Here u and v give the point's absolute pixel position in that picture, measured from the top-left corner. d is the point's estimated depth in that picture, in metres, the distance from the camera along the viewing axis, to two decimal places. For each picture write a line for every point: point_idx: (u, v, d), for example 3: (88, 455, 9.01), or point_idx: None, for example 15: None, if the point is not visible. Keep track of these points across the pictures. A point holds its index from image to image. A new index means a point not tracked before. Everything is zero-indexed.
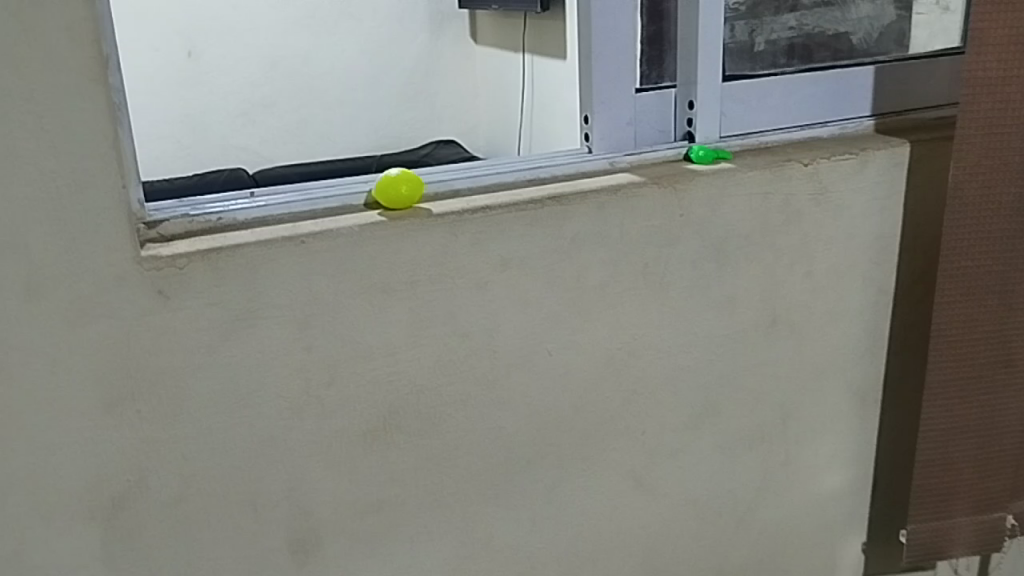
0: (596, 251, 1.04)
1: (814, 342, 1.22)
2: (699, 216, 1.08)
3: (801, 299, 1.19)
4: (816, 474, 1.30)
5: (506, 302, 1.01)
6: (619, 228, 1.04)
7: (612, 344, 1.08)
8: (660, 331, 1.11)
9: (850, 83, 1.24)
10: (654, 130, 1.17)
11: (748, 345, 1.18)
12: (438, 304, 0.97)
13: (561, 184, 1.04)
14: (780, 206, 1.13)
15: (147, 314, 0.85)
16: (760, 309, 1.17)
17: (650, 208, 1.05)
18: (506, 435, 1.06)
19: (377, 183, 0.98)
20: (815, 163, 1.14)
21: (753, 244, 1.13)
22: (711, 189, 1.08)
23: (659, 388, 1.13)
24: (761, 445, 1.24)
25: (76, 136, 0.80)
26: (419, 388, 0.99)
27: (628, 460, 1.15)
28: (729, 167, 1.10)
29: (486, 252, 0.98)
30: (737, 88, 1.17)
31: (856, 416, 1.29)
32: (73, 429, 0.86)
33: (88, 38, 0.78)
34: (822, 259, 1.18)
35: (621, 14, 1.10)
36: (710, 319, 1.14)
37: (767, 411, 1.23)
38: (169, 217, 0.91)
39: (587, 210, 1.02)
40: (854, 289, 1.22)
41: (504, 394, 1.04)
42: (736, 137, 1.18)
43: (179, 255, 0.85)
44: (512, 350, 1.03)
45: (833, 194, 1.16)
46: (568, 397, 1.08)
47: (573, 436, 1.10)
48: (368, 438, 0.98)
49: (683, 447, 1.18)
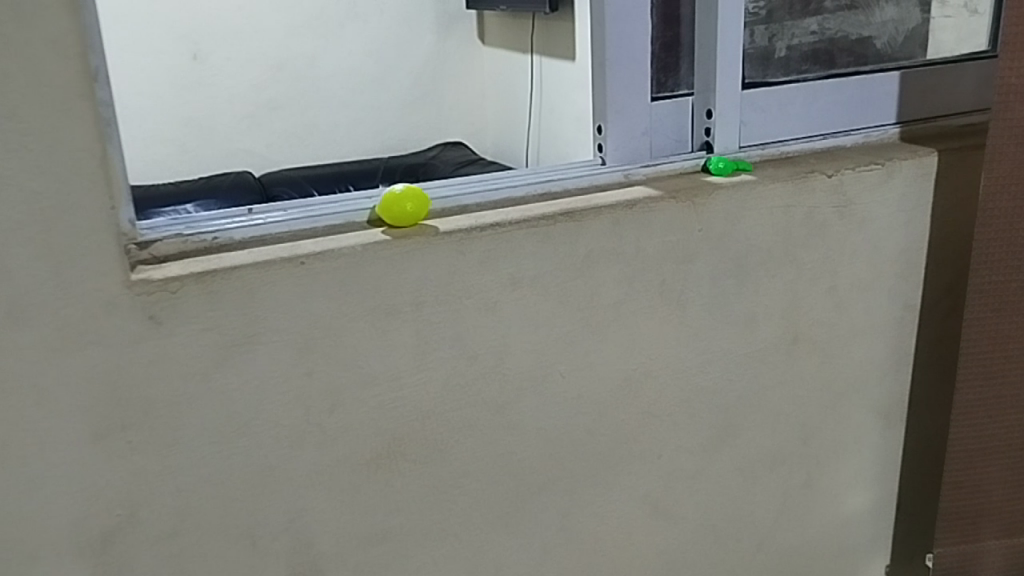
0: (610, 269, 0.99)
1: (837, 360, 1.17)
2: (718, 230, 1.04)
3: (825, 315, 1.14)
4: (839, 496, 1.24)
5: (517, 323, 0.96)
6: (635, 244, 0.99)
7: (627, 364, 1.03)
8: (677, 350, 1.06)
9: (875, 89, 1.18)
10: (670, 140, 1.12)
11: (768, 364, 1.13)
12: (444, 326, 0.92)
13: (575, 198, 1.00)
14: (802, 219, 1.08)
15: (138, 342, 0.81)
16: (781, 326, 1.12)
17: (667, 223, 1.00)
18: (516, 462, 1.01)
19: (382, 199, 0.93)
20: (840, 174, 1.08)
21: (774, 259, 1.08)
22: (730, 202, 1.03)
23: (677, 409, 1.08)
24: (782, 467, 1.19)
25: (61, 155, 0.75)
26: (425, 414, 0.94)
27: (643, 484, 1.09)
28: (750, 179, 1.05)
29: (494, 271, 0.93)
30: (758, 96, 1.12)
31: (879, 436, 1.24)
32: (61, 462, 0.82)
33: (74, 51, 0.74)
34: (846, 274, 1.13)
35: (636, 19, 1.05)
36: (729, 337, 1.09)
37: (788, 432, 1.17)
38: (162, 237, 0.87)
39: (601, 226, 0.97)
40: (878, 305, 1.17)
41: (514, 418, 0.99)
42: (756, 146, 1.13)
43: (172, 278, 0.81)
44: (522, 373, 0.97)
45: (857, 206, 1.11)
46: (582, 421, 1.03)
47: (586, 461, 1.05)
48: (371, 465, 0.93)
49: (702, 470, 1.13)
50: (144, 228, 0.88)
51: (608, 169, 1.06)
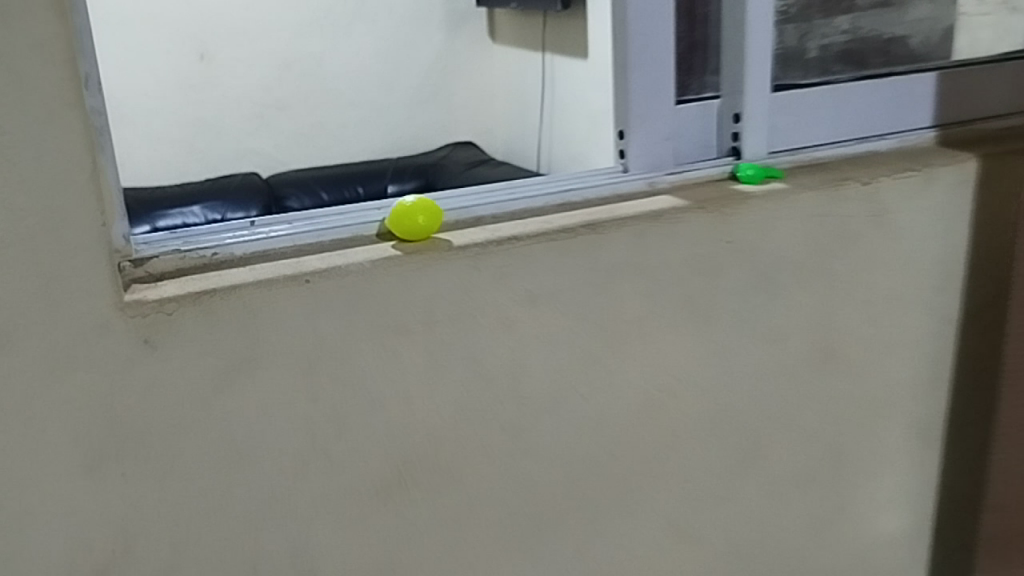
0: (636, 285, 0.93)
1: (872, 376, 1.11)
2: (748, 241, 0.97)
3: (859, 330, 1.08)
4: (872, 518, 1.18)
5: (536, 343, 0.90)
6: (662, 258, 0.93)
7: (651, 384, 0.97)
8: (704, 368, 1.00)
9: (911, 91, 1.12)
10: (696, 146, 1.06)
11: (800, 381, 1.07)
12: (458, 346, 0.86)
13: (596, 209, 0.94)
14: (836, 229, 1.02)
15: (132, 366, 0.76)
16: (814, 341, 1.06)
17: (694, 233, 0.94)
18: (534, 488, 0.95)
19: (392, 211, 0.87)
20: (876, 181, 1.02)
21: (807, 271, 1.02)
22: (761, 212, 0.97)
23: (703, 430, 1.02)
24: (814, 489, 1.13)
25: (48, 167, 0.70)
26: (438, 440, 0.88)
27: (667, 509, 1.04)
28: (781, 187, 0.99)
29: (511, 287, 0.87)
30: (789, 99, 1.06)
31: (914, 455, 1.18)
32: (51, 495, 0.76)
33: (62, 56, 0.69)
34: (882, 286, 1.07)
35: (659, 19, 0.99)
36: (759, 354, 1.03)
37: (820, 452, 1.11)
38: (159, 252, 0.81)
39: (625, 238, 0.91)
40: (914, 318, 1.11)
41: (533, 442, 0.93)
42: (787, 152, 1.07)
43: (168, 298, 0.76)
44: (542, 395, 0.91)
45: (894, 215, 1.05)
46: (604, 444, 0.97)
47: (609, 486, 0.99)
48: (381, 494, 0.88)
49: (729, 493, 1.07)
50: (139, 243, 0.83)
51: (631, 177, 1.00)
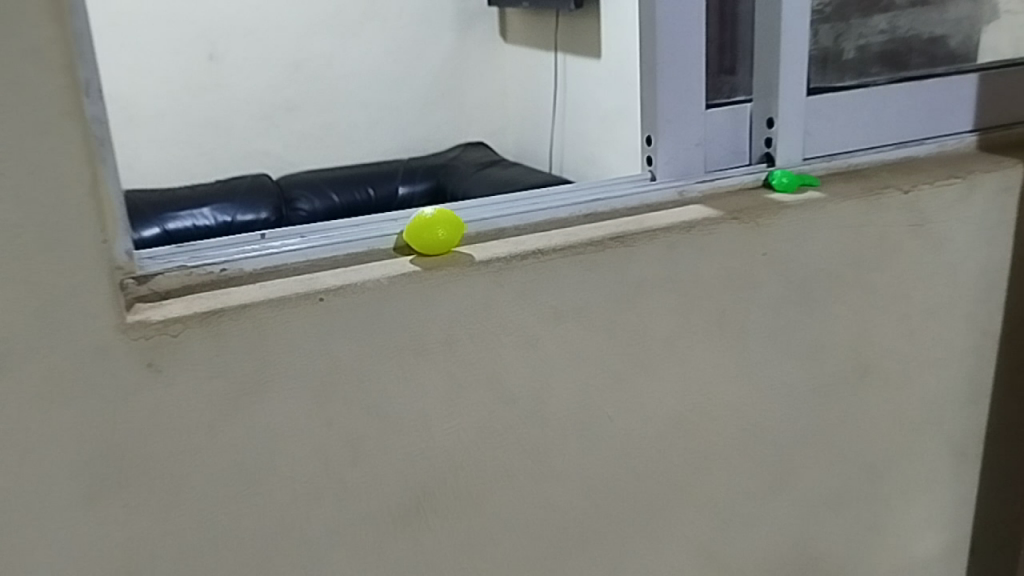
0: (666, 299, 0.88)
1: (910, 393, 1.06)
2: (784, 253, 0.92)
3: (897, 345, 1.03)
4: (908, 540, 1.13)
5: (561, 362, 0.85)
6: (693, 271, 0.88)
7: (681, 404, 0.92)
8: (736, 386, 0.95)
9: (951, 94, 1.07)
10: (728, 152, 1.01)
11: (835, 399, 1.01)
12: (480, 366, 0.82)
13: (624, 220, 0.89)
14: (875, 239, 0.97)
15: (135, 390, 0.71)
16: (850, 357, 1.01)
17: (727, 245, 0.89)
18: (559, 514, 0.90)
19: (411, 224, 0.82)
20: (917, 189, 0.97)
21: (844, 284, 0.97)
22: (797, 222, 0.92)
23: (734, 451, 0.97)
24: (848, 511, 1.08)
25: (44, 180, 0.66)
26: (458, 466, 0.84)
27: (696, 533, 0.99)
28: (818, 196, 0.94)
29: (535, 304, 0.82)
30: (825, 103, 1.01)
31: (952, 474, 1.13)
32: (49, 529, 0.72)
33: (60, 63, 0.64)
34: (921, 299, 1.02)
35: (690, 19, 0.94)
36: (793, 371, 0.98)
37: (856, 472, 1.06)
38: (163, 269, 0.77)
39: (655, 251, 0.86)
40: (954, 332, 1.06)
41: (557, 466, 0.88)
42: (822, 158, 1.02)
43: (173, 319, 0.71)
44: (567, 417, 0.87)
45: (934, 224, 0.99)
46: (632, 467, 0.92)
47: (636, 511, 0.94)
48: (398, 522, 0.83)
49: (761, 516, 1.02)
50: (143, 258, 0.78)
51: (659, 186, 0.95)
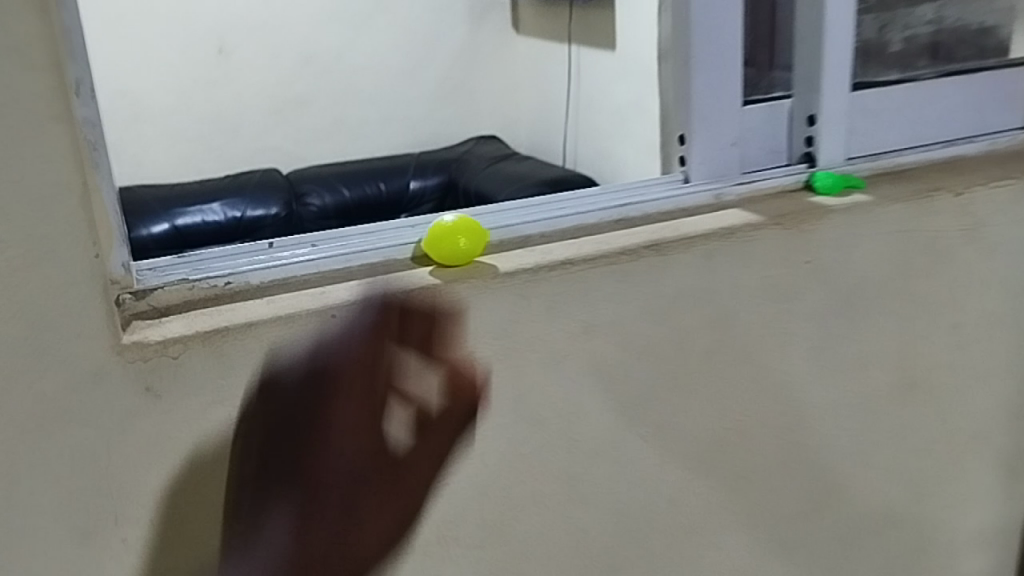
0: (703, 311, 0.82)
1: (959, 407, 0.99)
2: (828, 261, 0.86)
3: (946, 356, 0.96)
4: (954, 560, 1.07)
5: (591, 380, 0.79)
6: (732, 281, 0.82)
7: (717, 422, 0.87)
8: (777, 403, 0.89)
9: (1003, 88, 1.00)
10: (766, 152, 0.94)
11: (880, 415, 0.95)
12: (505, 386, 0.76)
13: (658, 226, 0.83)
14: (925, 245, 0.90)
15: (132, 416, 0.66)
16: (897, 370, 0.94)
17: (769, 253, 0.83)
18: (588, 541, 0.84)
19: (428, 233, 0.77)
20: (971, 191, 0.91)
21: (892, 293, 0.91)
22: (842, 227, 0.86)
23: (773, 471, 0.91)
24: (891, 531, 1.01)
25: (30, 191, 0.60)
26: (481, 491, 0.78)
27: (732, 558, 0.93)
28: (865, 198, 0.88)
29: (565, 319, 0.76)
30: (870, 98, 0.94)
31: (1001, 491, 1.07)
32: (42, 567, 0.67)
33: (46, 62, 0.58)
34: (972, 307, 0.96)
35: (728, 11, 0.88)
36: (836, 386, 0.92)
37: (900, 491, 1.00)
38: (163, 283, 0.71)
39: (692, 259, 0.80)
40: (1007, 342, 0.99)
41: (586, 491, 0.82)
42: (867, 157, 0.95)
43: (173, 340, 0.65)
44: (597, 438, 0.81)
45: (988, 228, 0.93)
46: (665, 490, 0.86)
47: (669, 536, 0.88)
48: (417, 552, 0.77)
49: (801, 539, 0.96)
50: (141, 270, 0.72)
51: (694, 188, 0.89)
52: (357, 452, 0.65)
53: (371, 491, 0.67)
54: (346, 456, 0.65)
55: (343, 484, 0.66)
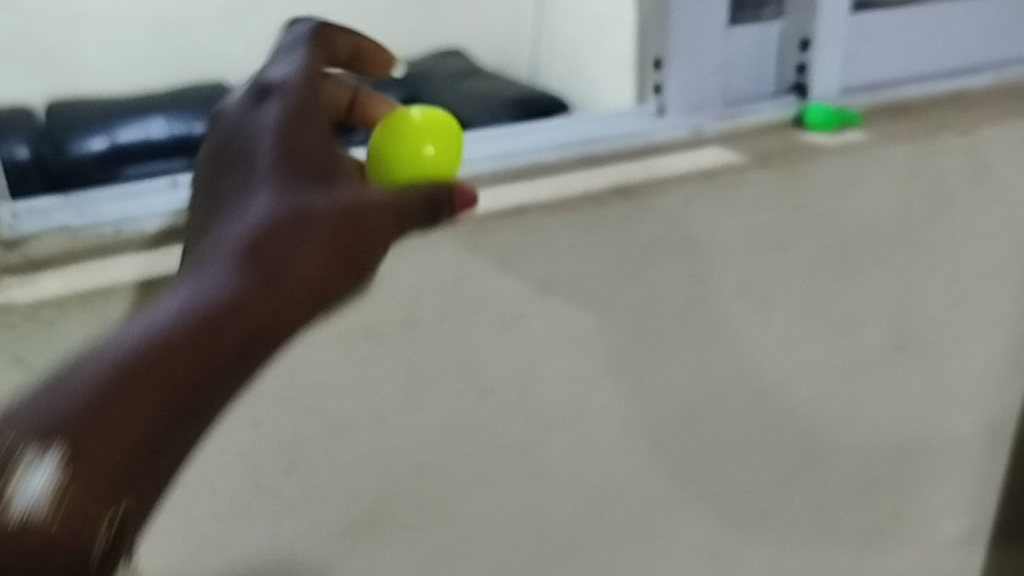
0: (675, 265, 0.73)
1: (949, 366, 0.91)
2: (817, 211, 0.77)
3: (939, 312, 0.88)
4: (932, 524, 1.00)
5: (548, 343, 0.70)
6: (710, 230, 0.73)
7: (689, 388, 0.78)
8: (754, 364, 0.80)
9: (1011, 14, 0.91)
10: (750, 79, 0.83)
11: (866, 377, 0.87)
12: (450, 351, 0.67)
13: (628, 165, 0.72)
14: (927, 191, 0.81)
15: (1, 398, 0.56)
16: (887, 327, 0.86)
17: (755, 202, 0.74)
18: (541, 517, 0.77)
19: (395, 132, 0.56)
20: (975, 129, 0.82)
21: (887, 244, 0.82)
22: (838, 171, 0.76)
23: (750, 437, 0.83)
24: (870, 499, 0.94)
25: None
26: (420, 468, 0.70)
27: (699, 531, 0.85)
28: (860, 138, 0.78)
29: (519, 275, 0.67)
30: (871, 22, 0.84)
31: (986, 454, 0.99)
32: None
33: None
34: (970, 260, 0.87)
35: None
36: (821, 347, 0.83)
37: (882, 455, 0.92)
38: (41, 230, 0.60)
39: (667, 208, 0.70)
40: (1003, 295, 0.91)
41: (540, 467, 0.74)
42: (863, 89, 0.85)
43: (43, 303, 0.55)
44: (553, 407, 0.73)
45: (992, 172, 0.84)
46: (629, 461, 0.78)
47: (632, 508, 0.80)
48: (346, 534, 0.69)
49: (774, 510, 0.89)
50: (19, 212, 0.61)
51: (670, 122, 0.78)
52: (313, 113, 0.52)
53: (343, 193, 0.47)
54: (309, 130, 0.51)
55: (311, 128, 0.51)
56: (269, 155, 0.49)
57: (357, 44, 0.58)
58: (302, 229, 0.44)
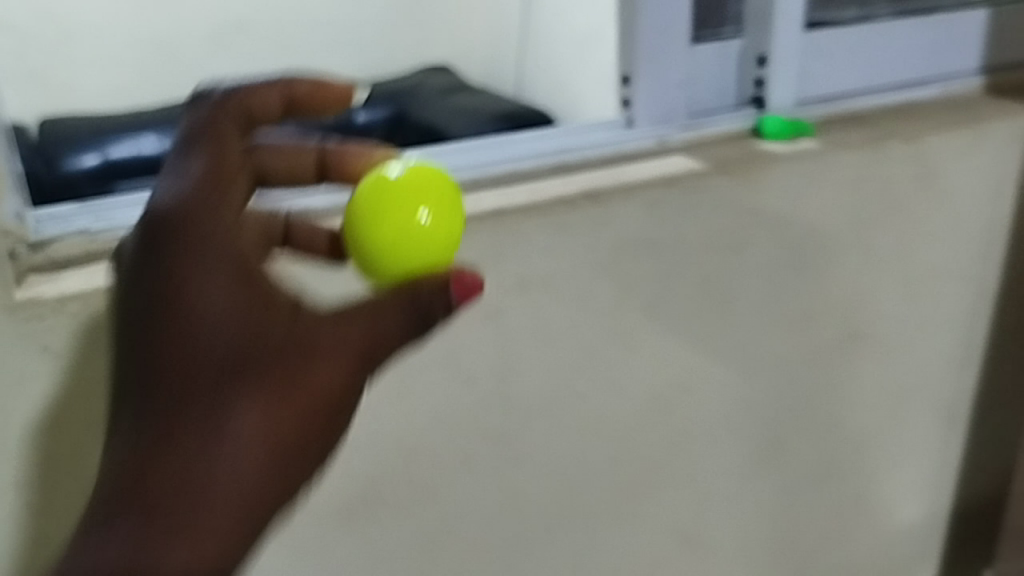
0: (643, 264, 0.79)
1: (903, 358, 0.98)
2: (774, 214, 0.84)
3: (893, 309, 0.95)
4: (892, 509, 1.06)
5: (526, 337, 0.77)
6: (675, 232, 0.79)
7: (658, 379, 0.84)
8: (718, 356, 0.87)
9: (955, 32, 0.98)
10: (713, 94, 0.89)
11: (825, 368, 0.93)
12: (436, 344, 0.73)
13: (598, 174, 0.79)
14: (876, 196, 0.88)
15: (29, 384, 0.62)
16: (843, 322, 0.92)
17: (716, 206, 0.80)
18: (521, 499, 0.83)
19: (386, 196, 0.56)
20: (920, 138, 0.89)
21: (840, 244, 0.88)
22: (792, 178, 0.83)
23: (716, 425, 0.90)
24: (831, 485, 1.01)
25: None
26: (409, 452, 0.76)
27: (670, 513, 0.92)
28: (813, 147, 0.85)
29: (498, 274, 0.73)
30: (823, 40, 0.91)
31: (941, 442, 1.06)
32: None
33: None
34: (920, 260, 0.94)
35: None
36: (782, 340, 0.89)
37: (842, 443, 0.99)
38: (62, 234, 0.66)
39: (634, 212, 0.77)
40: (952, 292, 0.98)
41: (520, 451, 0.81)
42: (817, 102, 0.92)
43: (72, 296, 0.61)
44: (532, 396, 0.79)
45: (938, 177, 0.91)
46: (604, 446, 0.84)
47: (607, 491, 0.87)
48: (341, 514, 0.75)
49: (741, 495, 0.95)
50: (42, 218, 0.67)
51: (638, 133, 0.84)
52: (229, 254, 0.50)
53: (268, 365, 0.49)
54: (222, 278, 0.50)
55: (222, 276, 0.50)
56: (191, 312, 0.49)
57: (287, 91, 0.57)
58: (233, 404, 0.48)
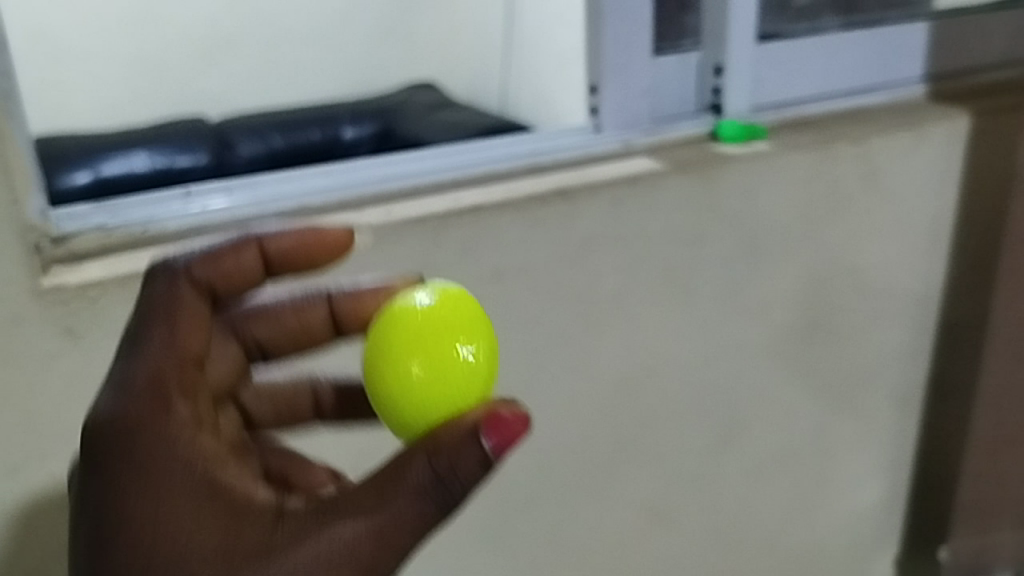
0: (609, 255, 0.86)
1: (856, 345, 1.05)
2: (729, 209, 0.91)
3: (845, 298, 1.02)
4: (852, 488, 1.13)
5: (503, 322, 0.84)
6: (638, 226, 0.87)
7: (626, 362, 0.91)
8: (681, 341, 0.94)
9: (900, 43, 1.06)
10: (675, 100, 0.97)
11: (782, 354, 1.01)
12: None
13: (567, 173, 0.86)
14: (826, 192, 0.96)
15: (53, 361, 0.69)
16: (799, 310, 1.00)
17: (675, 202, 0.88)
18: (500, 474, 0.90)
19: (416, 335, 0.57)
20: (865, 139, 0.96)
21: (793, 238, 0.96)
22: (746, 175, 0.91)
23: (681, 405, 0.97)
24: (792, 464, 1.08)
25: None
26: None
27: (641, 489, 0.99)
28: (765, 147, 0.93)
29: (476, 264, 0.80)
30: (775, 51, 0.99)
31: (896, 425, 1.13)
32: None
33: None
34: (869, 252, 1.02)
35: None
36: (741, 326, 0.97)
37: (801, 424, 1.06)
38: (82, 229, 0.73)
39: (599, 207, 0.85)
40: (901, 283, 1.05)
41: None
42: (770, 108, 1.01)
43: (92, 283, 0.69)
44: (509, 377, 0.86)
45: (884, 175, 0.98)
46: (576, 424, 0.91)
47: (580, 467, 0.94)
48: None
49: (706, 472, 1.02)
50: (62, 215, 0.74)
51: (605, 138, 0.92)
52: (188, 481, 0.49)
53: None
54: (187, 503, 0.48)
55: (188, 494, 0.48)
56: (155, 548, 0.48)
57: (264, 249, 0.62)
58: None
